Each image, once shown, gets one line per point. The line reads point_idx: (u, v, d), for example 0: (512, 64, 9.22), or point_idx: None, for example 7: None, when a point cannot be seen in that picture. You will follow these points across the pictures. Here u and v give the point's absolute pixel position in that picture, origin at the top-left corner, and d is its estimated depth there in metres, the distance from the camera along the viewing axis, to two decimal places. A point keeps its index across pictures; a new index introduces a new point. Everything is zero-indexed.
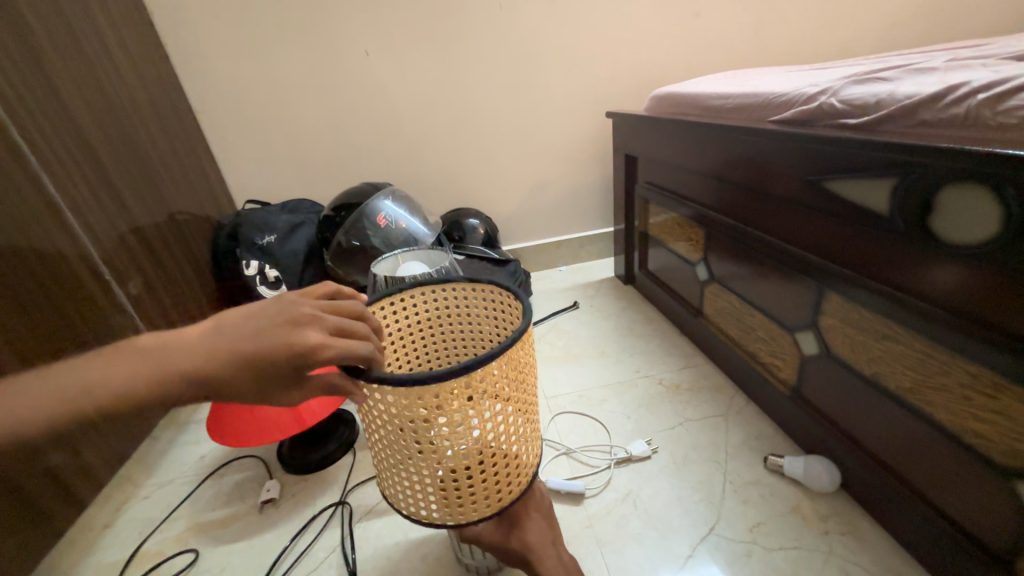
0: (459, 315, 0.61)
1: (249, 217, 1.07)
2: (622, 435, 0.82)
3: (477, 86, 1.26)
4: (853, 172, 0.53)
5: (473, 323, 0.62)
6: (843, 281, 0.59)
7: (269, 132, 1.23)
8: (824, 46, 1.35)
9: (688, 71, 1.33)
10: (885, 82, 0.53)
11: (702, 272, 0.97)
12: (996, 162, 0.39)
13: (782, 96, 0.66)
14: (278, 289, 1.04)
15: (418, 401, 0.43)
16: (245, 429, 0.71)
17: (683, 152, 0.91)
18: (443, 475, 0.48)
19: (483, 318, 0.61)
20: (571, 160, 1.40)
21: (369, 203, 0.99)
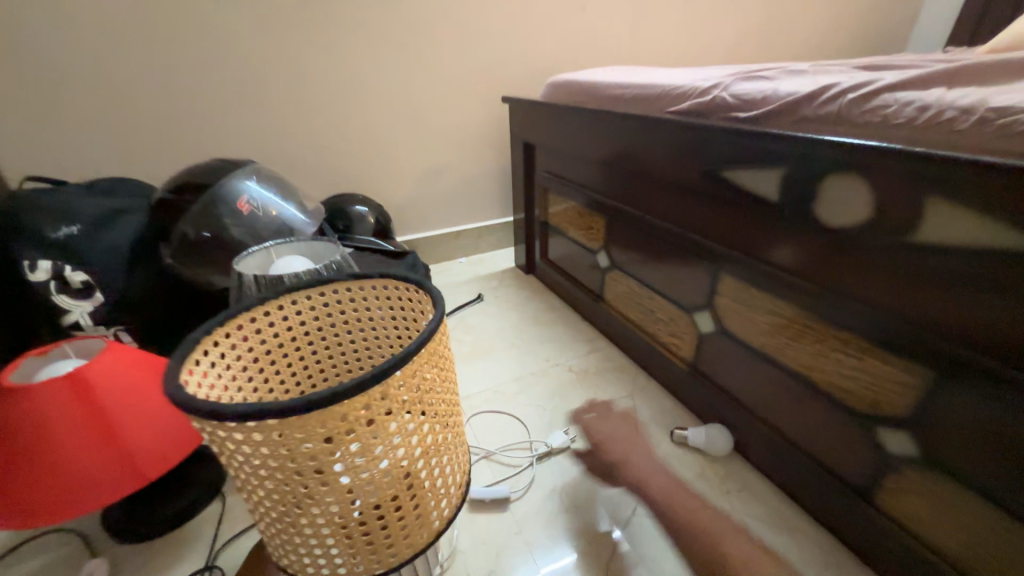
0: (349, 321, 0.51)
1: (33, 199, 0.77)
2: (540, 428, 0.80)
3: (357, 56, 1.11)
4: (746, 162, 0.58)
5: (366, 331, 0.52)
6: (733, 263, 0.65)
7: (60, 86, 0.91)
8: (688, 54, 1.51)
9: (576, 63, 1.36)
10: (768, 81, 0.59)
11: (603, 259, 0.99)
12: (869, 152, 0.45)
13: (677, 89, 0.69)
14: (91, 298, 0.78)
15: (316, 433, 0.33)
16: (40, 500, 0.50)
17: (582, 140, 0.92)
18: (345, 519, 0.38)
19: (380, 320, 0.51)
20: (466, 146, 1.33)
21: (224, 183, 0.79)
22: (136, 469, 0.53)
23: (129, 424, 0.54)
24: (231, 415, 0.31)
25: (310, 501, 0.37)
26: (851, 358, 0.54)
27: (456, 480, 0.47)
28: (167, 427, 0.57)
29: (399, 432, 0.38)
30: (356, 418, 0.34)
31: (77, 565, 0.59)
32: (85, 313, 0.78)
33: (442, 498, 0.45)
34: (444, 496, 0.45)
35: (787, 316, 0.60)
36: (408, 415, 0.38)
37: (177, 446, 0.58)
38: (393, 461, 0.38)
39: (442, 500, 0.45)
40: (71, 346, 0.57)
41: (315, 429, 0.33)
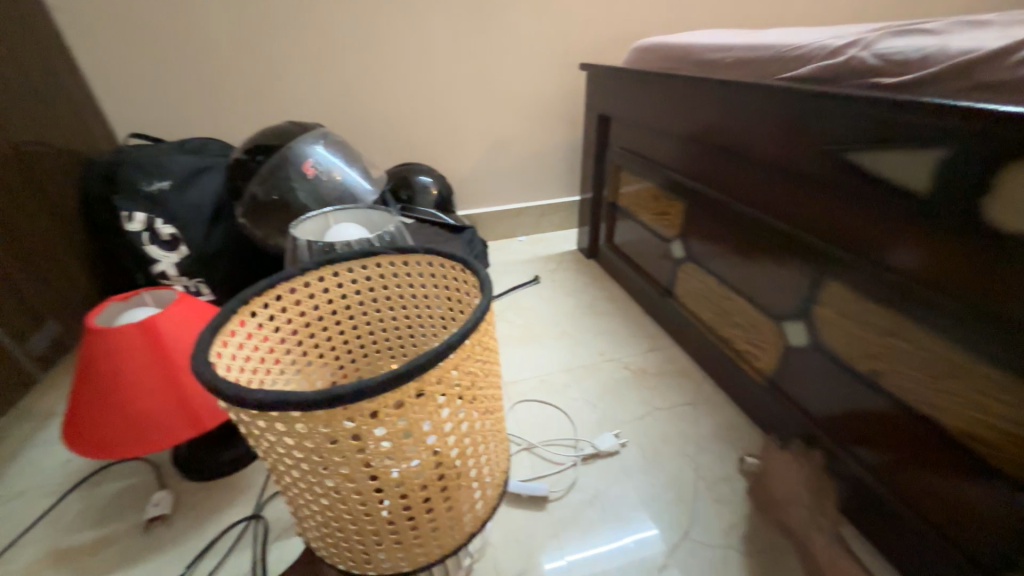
0: (388, 299, 0.49)
1: (132, 155, 0.84)
2: (587, 427, 0.74)
3: (432, 20, 1.07)
4: (885, 142, 0.46)
5: (407, 309, 0.50)
6: (844, 266, 0.53)
7: (161, 50, 0.97)
8: (804, 15, 1.28)
9: (667, 26, 1.22)
10: (929, 36, 0.46)
11: (677, 250, 0.89)
12: None
13: (797, 49, 0.57)
14: (175, 250, 0.84)
15: (345, 427, 0.31)
16: (115, 433, 0.54)
17: (666, 112, 0.81)
18: (374, 515, 0.36)
19: (421, 298, 0.49)
20: (536, 118, 1.25)
21: (295, 146, 0.80)
22: (194, 417, 0.56)
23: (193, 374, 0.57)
24: (259, 400, 0.29)
25: (338, 493, 0.35)
26: (1001, 403, 0.42)
27: (494, 479, 0.44)
28: None
29: (434, 427, 0.34)
30: (388, 415, 0.31)
31: (149, 493, 0.65)
32: (172, 265, 0.85)
33: (477, 497, 0.41)
34: (481, 494, 0.42)
35: (911, 340, 0.49)
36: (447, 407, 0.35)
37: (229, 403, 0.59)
38: (426, 458, 0.35)
39: (478, 498, 0.42)
40: (149, 294, 0.60)
41: (343, 422, 0.30)
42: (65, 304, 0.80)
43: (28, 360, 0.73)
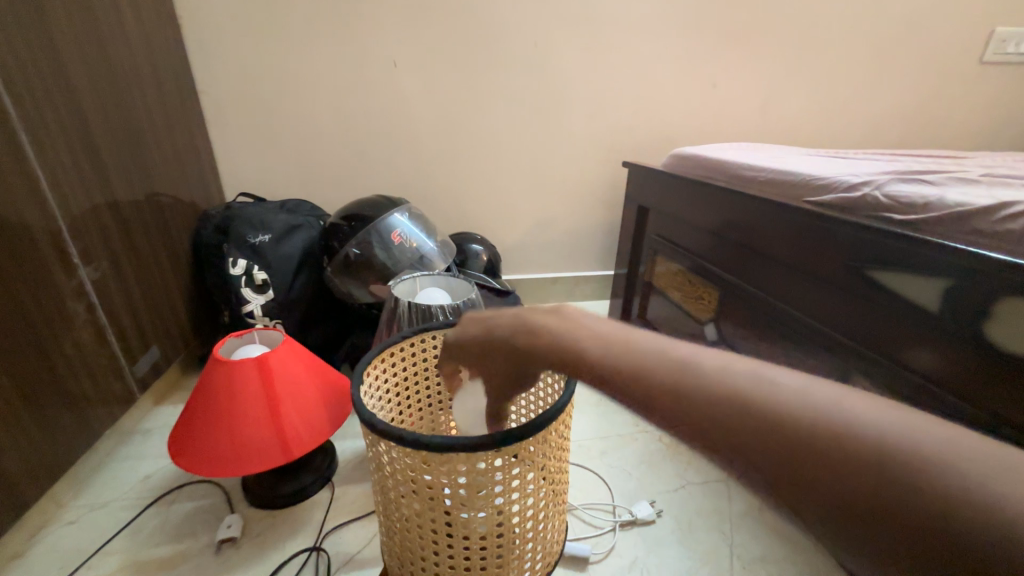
0: None
1: (243, 212, 0.99)
2: (624, 494, 0.79)
3: (499, 117, 1.26)
4: (900, 265, 0.56)
5: None
6: (870, 363, 0.61)
7: (275, 126, 1.15)
8: (820, 134, 1.46)
9: (699, 134, 1.40)
10: (930, 186, 0.58)
11: (711, 332, 0.97)
12: None
13: (821, 179, 0.70)
14: (264, 293, 0.95)
15: (492, 464, 0.39)
16: (219, 455, 0.61)
17: (700, 211, 0.94)
18: (487, 546, 0.43)
19: None
20: (579, 201, 1.41)
21: (382, 218, 0.94)
22: (285, 444, 0.63)
23: (289, 405, 0.65)
24: (426, 444, 0.37)
25: (462, 527, 0.42)
26: None
27: (550, 543, 0.48)
28: (312, 416, 0.66)
29: (546, 464, 0.43)
30: (520, 456, 0.40)
31: (219, 516, 0.71)
32: (259, 306, 0.96)
33: (533, 556, 0.47)
34: (536, 554, 0.47)
35: None
36: (526, 466, 0.41)
37: (313, 435, 0.66)
38: (536, 491, 0.44)
39: (534, 556, 0.47)
40: (260, 333, 0.71)
41: (492, 459, 0.39)
42: (166, 333, 0.92)
43: (132, 378, 0.83)
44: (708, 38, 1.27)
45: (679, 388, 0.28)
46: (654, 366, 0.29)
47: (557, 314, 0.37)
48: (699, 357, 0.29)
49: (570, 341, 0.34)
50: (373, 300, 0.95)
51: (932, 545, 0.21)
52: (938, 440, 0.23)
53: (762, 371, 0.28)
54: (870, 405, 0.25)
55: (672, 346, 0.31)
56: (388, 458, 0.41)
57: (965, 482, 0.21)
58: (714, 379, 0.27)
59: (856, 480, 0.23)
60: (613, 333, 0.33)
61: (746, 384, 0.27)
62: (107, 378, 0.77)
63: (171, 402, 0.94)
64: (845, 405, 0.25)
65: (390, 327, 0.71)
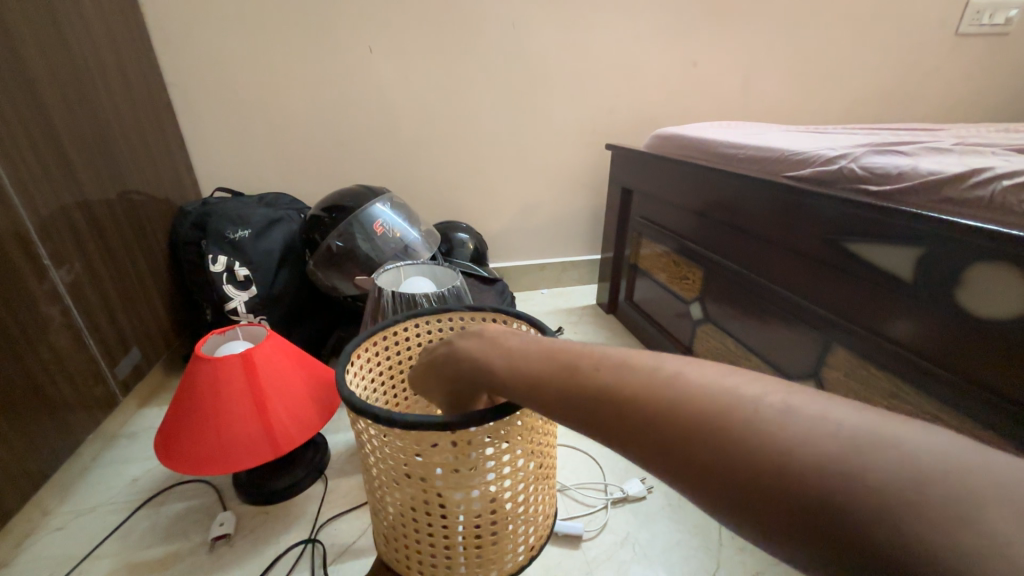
0: None
1: (220, 207, 0.96)
2: (616, 473, 0.80)
3: (480, 102, 1.24)
4: (877, 237, 0.56)
5: None
6: (850, 334, 0.62)
7: (249, 117, 1.12)
8: (801, 111, 1.47)
9: (681, 114, 1.39)
10: (904, 156, 0.59)
11: (696, 311, 0.98)
12: (1012, 242, 0.44)
13: (799, 154, 0.70)
14: (247, 290, 0.94)
15: (473, 445, 0.39)
16: (205, 450, 0.61)
17: (683, 192, 0.94)
18: (476, 526, 0.43)
19: None
20: (564, 185, 1.40)
21: (363, 208, 0.92)
22: (273, 439, 0.63)
23: (275, 399, 0.64)
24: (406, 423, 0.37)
25: (449, 508, 0.42)
26: None
27: (540, 519, 0.49)
28: (299, 410, 0.66)
29: (530, 444, 0.43)
30: (503, 437, 0.40)
31: (211, 515, 0.71)
32: (243, 303, 0.94)
33: (522, 534, 0.47)
34: (526, 532, 0.48)
35: (913, 402, 0.57)
36: (510, 447, 0.41)
37: (302, 429, 0.65)
38: (522, 470, 0.44)
39: (523, 535, 0.47)
40: (243, 330, 0.70)
41: (473, 441, 0.39)
42: (146, 335, 0.91)
43: (114, 382, 0.82)
44: (689, 16, 1.26)
45: (581, 389, 0.30)
46: (555, 372, 0.31)
47: (478, 336, 0.38)
48: (612, 356, 0.31)
49: (483, 363, 0.36)
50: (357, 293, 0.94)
51: (810, 518, 0.21)
52: (812, 416, 0.24)
53: (666, 364, 0.29)
54: (757, 388, 0.26)
55: (585, 351, 0.32)
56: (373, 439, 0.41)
57: (830, 452, 0.22)
58: (619, 378, 0.29)
59: (741, 460, 0.23)
60: (523, 351, 0.34)
61: (645, 379, 0.28)
62: (87, 381, 0.75)
63: (156, 403, 0.93)
64: (731, 390, 0.26)
65: (375, 317, 0.70)
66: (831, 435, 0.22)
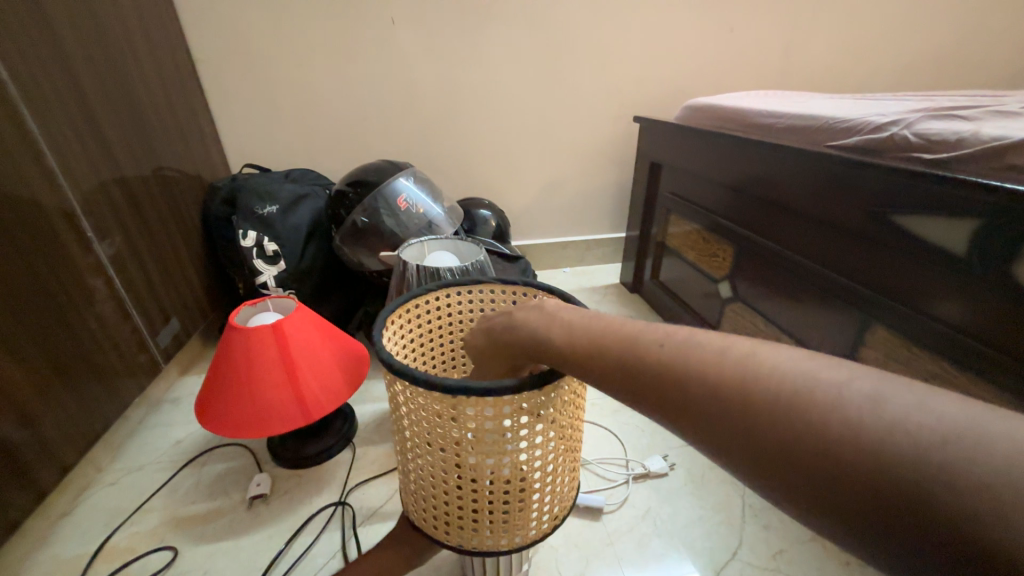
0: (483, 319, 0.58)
1: (249, 184, 0.98)
2: (638, 449, 0.80)
3: (503, 73, 1.20)
4: (929, 209, 0.53)
5: None
6: (892, 313, 0.59)
7: (274, 93, 1.13)
8: (846, 78, 1.37)
9: (715, 84, 1.33)
10: (964, 122, 0.55)
11: (725, 290, 0.95)
12: None
13: (845, 122, 0.66)
14: (277, 264, 0.96)
15: (501, 411, 0.39)
16: (244, 413, 0.64)
17: (715, 165, 0.90)
18: (504, 490, 0.44)
19: None
20: (588, 161, 1.37)
21: (388, 184, 0.92)
22: (305, 407, 0.65)
23: (305, 369, 0.66)
24: (438, 384, 0.37)
25: (478, 471, 0.42)
26: None
27: (559, 495, 0.49)
28: (328, 379, 0.68)
29: (557, 414, 0.43)
30: (530, 406, 0.40)
31: (248, 476, 0.75)
32: (273, 277, 0.97)
33: (541, 507, 0.47)
34: (544, 505, 0.48)
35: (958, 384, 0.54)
36: (536, 416, 0.41)
37: (331, 398, 0.68)
38: (548, 439, 0.44)
39: (541, 508, 0.48)
40: (273, 301, 0.72)
41: (502, 407, 0.39)
42: (184, 307, 0.95)
43: (156, 350, 0.86)
44: None
45: (641, 363, 0.29)
46: (614, 346, 0.31)
47: (538, 309, 0.38)
48: (672, 335, 0.30)
49: (541, 335, 0.36)
50: (382, 269, 0.95)
51: (902, 499, 0.20)
52: (907, 404, 0.21)
53: (733, 346, 0.27)
54: (839, 373, 0.24)
55: (642, 328, 0.31)
56: (404, 399, 0.42)
57: (910, 443, 0.20)
58: (679, 356, 0.28)
59: (815, 443, 0.22)
60: (583, 323, 0.35)
61: (711, 359, 0.27)
62: (131, 348, 0.79)
63: (196, 371, 0.98)
64: (807, 373, 0.24)
65: (400, 292, 0.71)
66: (880, 426, 0.21)
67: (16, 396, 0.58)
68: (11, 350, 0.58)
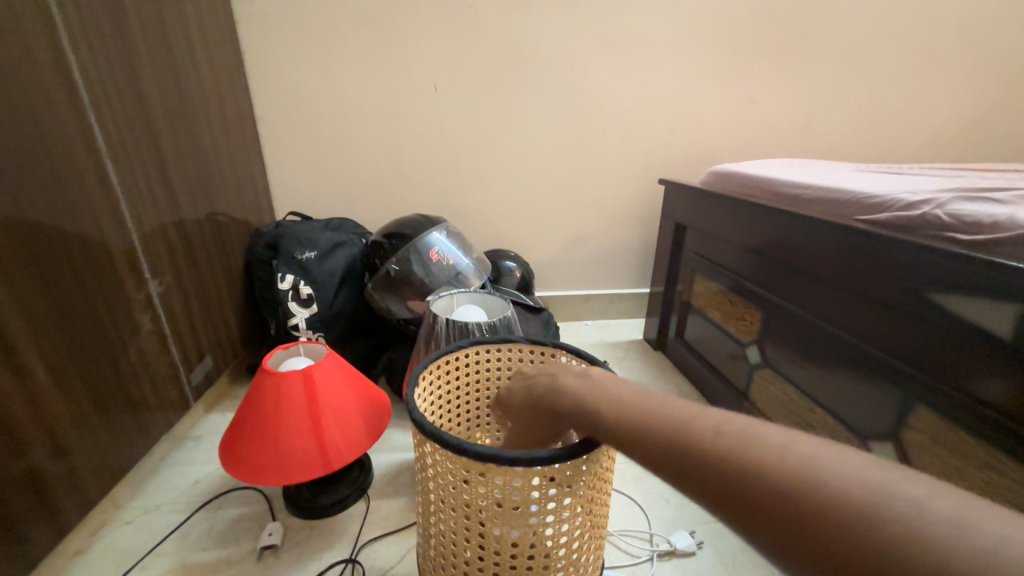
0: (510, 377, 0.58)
1: (292, 230, 1.04)
2: (662, 523, 0.75)
3: (534, 135, 1.27)
4: (968, 290, 0.52)
5: None
6: (937, 394, 0.56)
7: (322, 149, 1.22)
8: (869, 148, 1.40)
9: (739, 150, 1.37)
10: (997, 205, 0.55)
11: (753, 355, 0.93)
12: None
13: (873, 198, 0.67)
14: (309, 307, 1.00)
15: (530, 482, 0.39)
16: (268, 460, 0.64)
17: (741, 230, 0.91)
18: (526, 565, 0.42)
19: None
20: (613, 218, 1.40)
21: (421, 236, 0.96)
22: (326, 457, 0.65)
23: (330, 417, 0.67)
24: (469, 451, 0.37)
25: (501, 543, 0.41)
26: None
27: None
28: (351, 428, 0.68)
29: (585, 487, 0.42)
30: (559, 478, 0.39)
31: (261, 524, 0.74)
32: (304, 319, 1.00)
33: None
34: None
35: (1014, 477, 0.50)
36: (564, 489, 0.40)
37: (353, 448, 0.68)
38: (574, 513, 0.42)
39: None
40: (305, 346, 0.74)
41: (531, 478, 0.38)
42: (218, 345, 0.98)
43: (188, 386, 0.89)
44: (748, 54, 1.26)
45: (688, 450, 0.30)
46: (662, 423, 0.32)
47: (584, 377, 0.40)
48: (730, 424, 0.31)
49: (589, 403, 0.38)
50: (409, 317, 0.98)
51: None
52: (984, 530, 0.22)
53: (794, 444, 0.28)
54: (910, 486, 0.24)
55: (685, 410, 0.32)
56: (432, 461, 0.42)
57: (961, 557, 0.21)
58: (740, 448, 0.29)
59: (871, 549, 0.23)
60: (633, 396, 0.36)
61: (773, 456, 0.27)
62: (165, 384, 0.82)
63: (220, 409, 1.00)
64: (862, 478, 0.25)
65: (428, 343, 0.72)
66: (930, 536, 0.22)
67: (55, 429, 0.60)
68: (60, 384, 0.61)
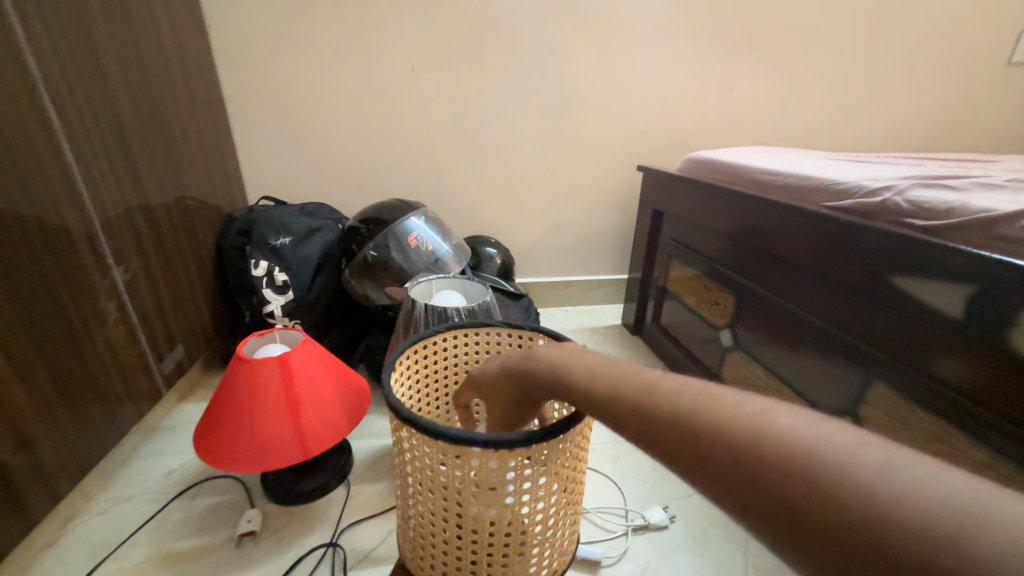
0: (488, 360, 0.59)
1: (265, 215, 1.01)
2: (637, 499, 0.78)
3: (515, 120, 1.26)
4: (924, 272, 0.55)
5: None
6: (894, 372, 0.60)
7: (296, 131, 1.19)
8: (840, 137, 1.44)
9: (716, 138, 1.39)
10: (953, 192, 0.58)
11: (726, 338, 0.96)
12: None
13: (839, 184, 0.69)
14: (285, 294, 0.98)
15: (505, 460, 0.39)
16: (243, 447, 0.63)
17: (715, 216, 0.93)
18: (503, 540, 0.43)
19: None
20: (593, 205, 1.41)
21: (399, 222, 0.95)
22: (304, 443, 0.65)
23: (308, 403, 0.66)
24: (445, 432, 0.38)
25: (478, 520, 0.42)
26: None
27: (559, 548, 0.48)
28: (329, 414, 0.68)
29: (559, 463, 0.43)
30: (533, 455, 0.40)
31: (238, 512, 0.73)
32: (279, 306, 0.98)
33: (540, 560, 0.47)
34: (543, 560, 0.47)
35: (959, 448, 0.55)
36: (538, 466, 0.41)
37: (332, 433, 0.68)
38: (549, 489, 0.43)
39: (540, 561, 0.47)
40: (281, 333, 0.73)
41: (506, 456, 0.39)
42: (190, 334, 0.96)
43: (159, 376, 0.86)
44: (727, 42, 1.27)
45: (657, 412, 0.31)
46: (634, 391, 0.33)
47: (560, 348, 0.41)
48: (692, 389, 0.31)
49: (562, 377, 0.38)
50: (388, 303, 0.97)
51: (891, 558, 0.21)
52: (925, 477, 0.22)
53: (750, 403, 0.29)
54: (853, 439, 0.25)
55: (658, 380, 0.33)
56: (409, 443, 0.43)
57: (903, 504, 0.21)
58: (698, 410, 0.29)
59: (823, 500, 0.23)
60: (606, 367, 0.37)
61: (727, 414, 0.28)
62: (135, 374, 0.80)
63: (194, 399, 0.98)
64: (822, 437, 0.25)
65: (407, 329, 0.72)
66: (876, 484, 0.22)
67: (18, 422, 0.58)
68: (21, 374, 0.58)
